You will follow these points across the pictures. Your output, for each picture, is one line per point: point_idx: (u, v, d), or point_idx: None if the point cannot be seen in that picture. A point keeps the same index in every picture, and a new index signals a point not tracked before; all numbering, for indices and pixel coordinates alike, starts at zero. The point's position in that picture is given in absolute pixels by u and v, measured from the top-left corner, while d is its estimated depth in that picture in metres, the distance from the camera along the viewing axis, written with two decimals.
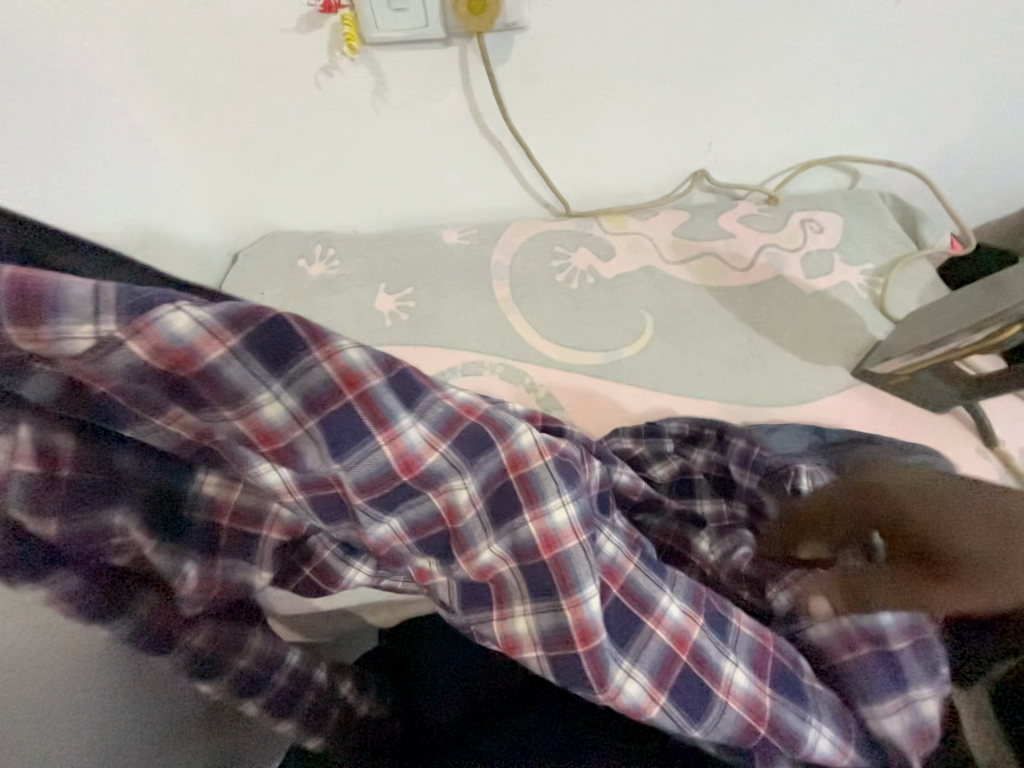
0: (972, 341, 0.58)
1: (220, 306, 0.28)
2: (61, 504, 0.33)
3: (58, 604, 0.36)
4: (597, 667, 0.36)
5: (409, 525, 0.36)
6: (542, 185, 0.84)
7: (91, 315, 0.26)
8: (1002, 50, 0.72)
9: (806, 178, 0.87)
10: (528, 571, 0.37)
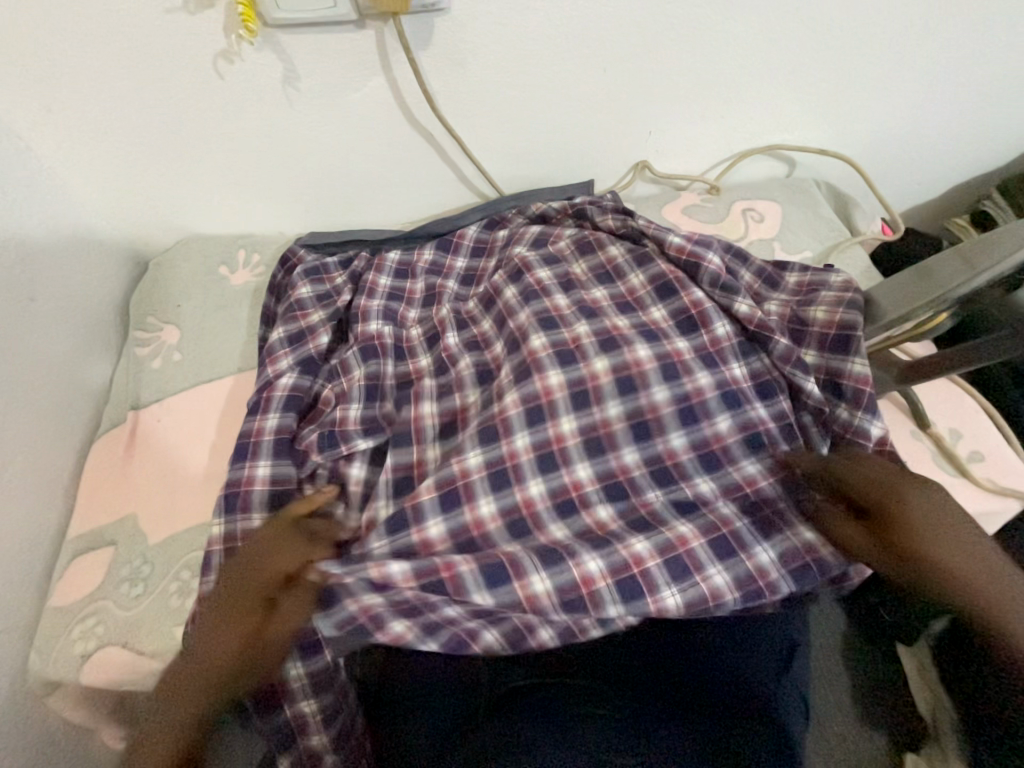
0: (907, 328, 0.59)
1: (368, 367, 0.62)
2: (313, 360, 0.63)
3: (326, 380, 0.63)
4: (513, 565, 0.49)
5: (453, 530, 0.52)
6: (481, 179, 0.81)
7: (376, 339, 0.64)
8: (919, 52, 0.75)
9: (747, 166, 0.87)
10: (488, 571, 0.49)
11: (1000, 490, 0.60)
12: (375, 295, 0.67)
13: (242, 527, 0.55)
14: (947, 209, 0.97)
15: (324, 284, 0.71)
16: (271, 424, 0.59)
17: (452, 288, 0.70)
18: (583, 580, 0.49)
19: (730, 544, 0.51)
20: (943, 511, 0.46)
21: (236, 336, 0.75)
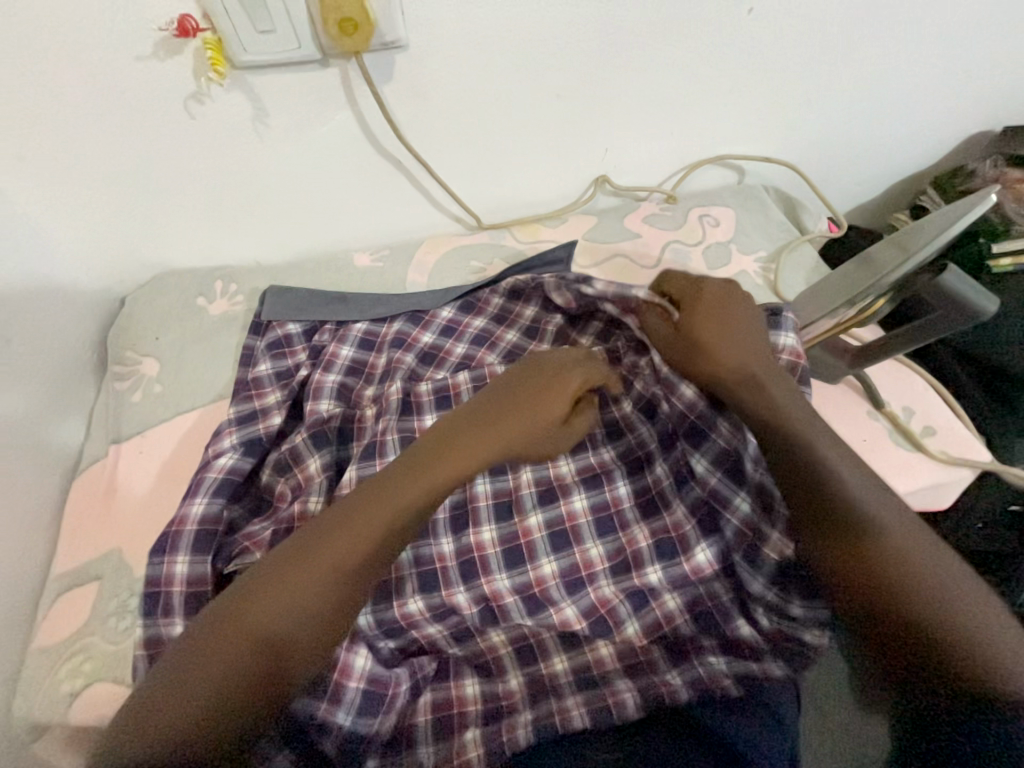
0: (853, 315, 0.63)
1: (326, 455, 0.62)
2: (262, 448, 0.63)
3: (271, 466, 0.62)
4: (498, 602, 0.59)
5: (473, 597, 0.59)
6: (449, 200, 0.85)
7: (327, 430, 0.64)
8: (844, 66, 0.82)
9: (699, 176, 0.93)
10: (479, 613, 0.59)
11: (952, 460, 0.65)
12: (333, 368, 0.69)
13: (166, 570, 0.54)
14: (886, 206, 1.05)
15: (284, 357, 0.73)
16: (196, 512, 0.56)
17: (410, 362, 0.70)
18: (504, 692, 0.57)
19: (672, 546, 0.59)
20: (778, 384, 0.55)
21: (218, 365, 0.76)
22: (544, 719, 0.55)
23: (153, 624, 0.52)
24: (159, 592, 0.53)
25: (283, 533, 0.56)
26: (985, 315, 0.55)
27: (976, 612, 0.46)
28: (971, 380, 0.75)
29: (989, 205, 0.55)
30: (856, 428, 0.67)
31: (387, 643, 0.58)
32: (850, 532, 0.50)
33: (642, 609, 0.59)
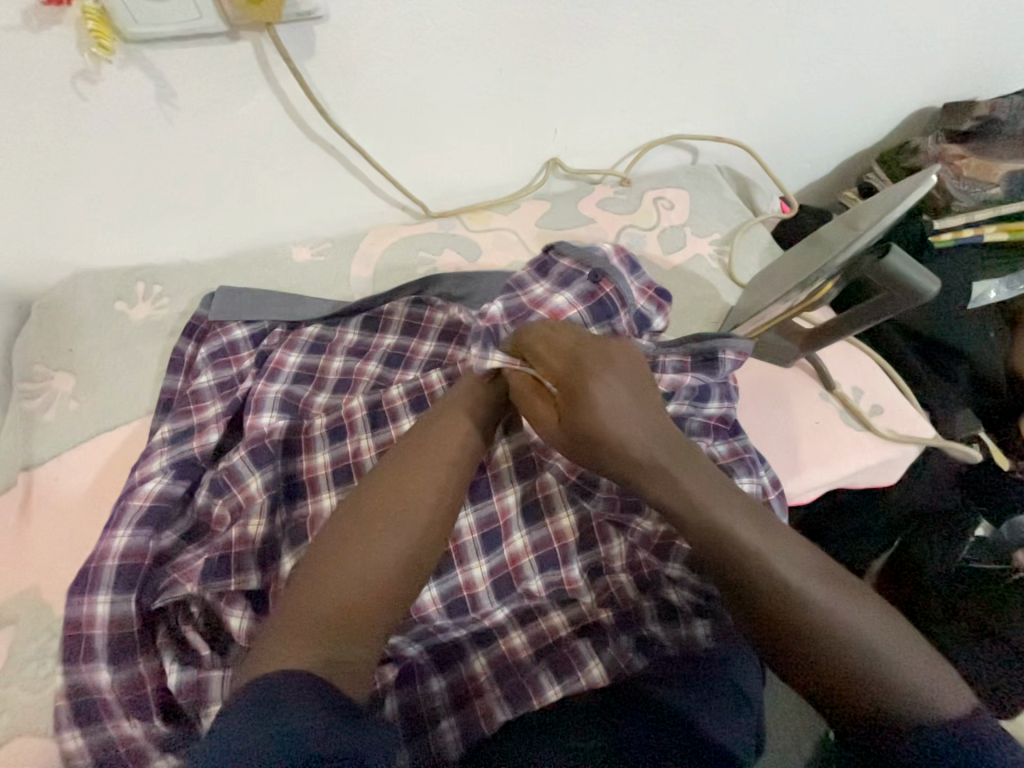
0: (802, 301, 0.63)
1: (269, 475, 0.58)
2: (195, 469, 0.58)
3: (205, 487, 0.57)
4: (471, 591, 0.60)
5: (443, 591, 0.60)
6: (392, 187, 0.80)
7: (272, 447, 0.59)
8: (792, 40, 0.80)
9: (653, 156, 0.91)
10: (451, 605, 0.60)
11: (898, 438, 0.66)
12: (279, 377, 0.64)
13: (88, 610, 0.49)
14: (834, 184, 1.06)
15: (229, 365, 0.67)
16: (118, 546, 0.51)
17: (373, 370, 0.66)
18: (468, 678, 0.60)
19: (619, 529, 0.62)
20: (671, 450, 0.51)
21: (144, 376, 0.70)
22: (513, 696, 0.59)
23: (75, 670, 0.48)
24: (80, 636, 0.49)
25: (217, 561, 0.53)
26: (928, 296, 0.55)
27: (885, 644, 0.46)
28: (915, 357, 0.77)
29: (932, 185, 0.54)
30: (809, 410, 0.68)
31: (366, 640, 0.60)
32: (761, 596, 0.48)
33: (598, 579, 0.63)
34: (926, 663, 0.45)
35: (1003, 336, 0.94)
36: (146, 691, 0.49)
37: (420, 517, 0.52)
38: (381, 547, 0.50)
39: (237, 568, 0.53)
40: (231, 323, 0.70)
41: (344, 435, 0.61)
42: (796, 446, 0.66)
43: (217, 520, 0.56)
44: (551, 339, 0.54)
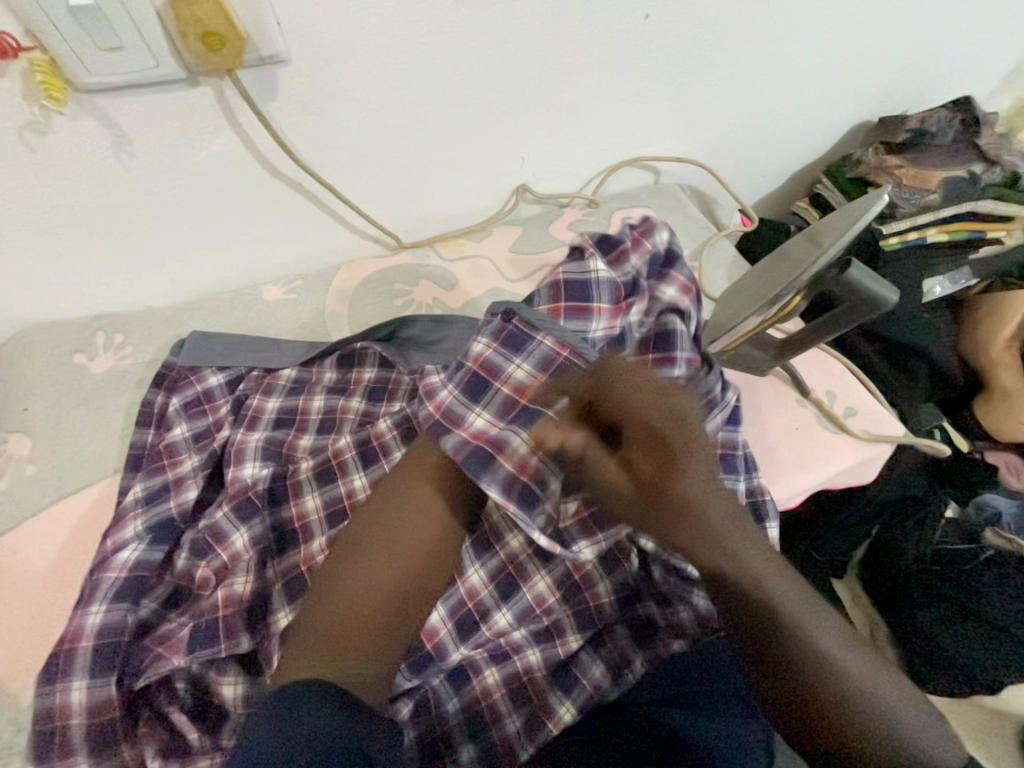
0: (771, 316, 0.65)
1: (254, 529, 0.55)
2: (171, 531, 0.54)
3: (185, 550, 0.54)
4: (476, 602, 0.58)
5: (449, 610, 0.58)
6: (363, 222, 0.79)
7: (254, 499, 0.56)
8: (739, 67, 0.85)
9: (617, 178, 0.94)
10: (460, 621, 0.58)
11: (873, 438, 0.69)
12: (258, 424, 0.62)
13: (60, 700, 0.45)
14: (785, 196, 1.12)
15: (203, 414, 0.64)
16: (92, 624, 0.47)
17: (358, 406, 0.65)
18: (482, 692, 0.59)
19: (621, 545, 0.62)
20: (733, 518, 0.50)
21: (110, 433, 0.66)
22: (528, 718, 0.58)
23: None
24: (53, 730, 0.45)
25: (204, 628, 0.49)
26: (888, 305, 0.58)
27: (905, 710, 0.47)
28: (877, 357, 0.81)
29: (883, 203, 0.59)
30: (788, 417, 0.70)
31: (406, 679, 0.56)
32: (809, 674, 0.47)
33: (614, 570, 0.62)
34: (937, 732, 0.47)
35: (952, 329, 1.00)
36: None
37: (421, 553, 0.51)
38: (385, 591, 0.49)
39: (227, 633, 0.50)
40: (204, 369, 0.67)
41: (334, 477, 0.59)
42: (780, 452, 0.68)
43: (200, 584, 0.52)
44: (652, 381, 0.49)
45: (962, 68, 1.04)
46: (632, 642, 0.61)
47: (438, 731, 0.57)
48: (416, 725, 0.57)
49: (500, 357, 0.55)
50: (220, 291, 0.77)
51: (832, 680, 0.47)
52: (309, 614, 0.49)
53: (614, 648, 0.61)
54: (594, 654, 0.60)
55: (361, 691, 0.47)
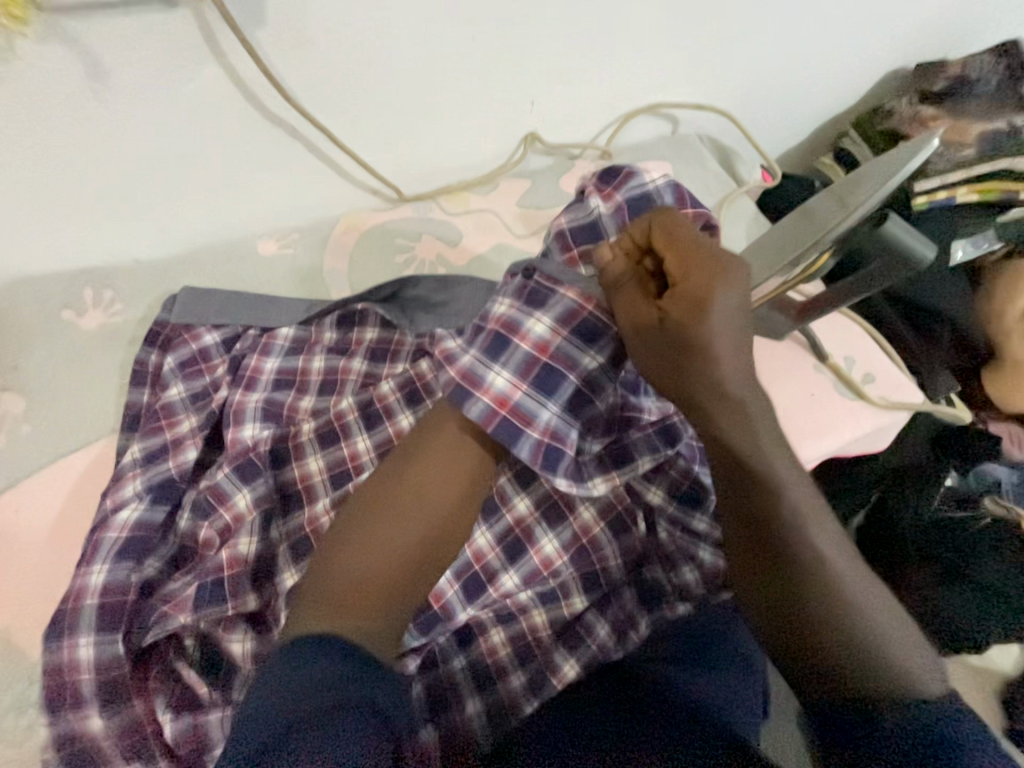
0: (798, 271, 0.61)
1: (256, 490, 0.54)
2: (171, 492, 0.53)
3: (186, 511, 0.53)
4: (484, 566, 0.58)
5: (456, 573, 0.57)
6: (362, 171, 0.74)
7: (256, 460, 0.54)
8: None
9: (633, 127, 0.87)
10: (467, 584, 0.57)
11: (891, 405, 0.67)
12: (257, 385, 0.60)
13: (69, 655, 0.45)
14: (810, 150, 1.06)
15: (200, 374, 0.62)
16: (96, 583, 0.47)
17: (360, 368, 0.62)
18: (488, 650, 0.59)
19: (629, 509, 0.61)
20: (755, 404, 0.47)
21: (104, 392, 0.64)
22: (534, 675, 0.58)
23: (61, 719, 0.45)
24: (64, 683, 0.45)
25: (209, 587, 0.49)
26: (925, 262, 0.55)
27: (895, 640, 0.43)
28: (899, 322, 0.78)
29: (929, 152, 0.55)
30: (804, 383, 0.68)
31: (415, 638, 0.56)
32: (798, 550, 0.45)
33: (622, 534, 0.61)
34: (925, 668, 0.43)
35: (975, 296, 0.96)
36: (146, 735, 0.45)
37: (428, 514, 0.50)
38: (392, 549, 0.49)
39: (234, 592, 0.49)
40: (199, 327, 0.64)
41: (337, 439, 0.57)
42: (795, 418, 0.66)
43: (203, 545, 0.51)
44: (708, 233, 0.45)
45: (1012, 7, 0.95)
46: (637, 604, 0.61)
47: (446, 686, 0.58)
48: (424, 679, 0.58)
49: (522, 315, 0.53)
50: (212, 245, 0.73)
51: (821, 584, 0.44)
52: (315, 568, 0.49)
53: (620, 609, 0.61)
54: (600, 615, 0.60)
55: (375, 646, 0.47)
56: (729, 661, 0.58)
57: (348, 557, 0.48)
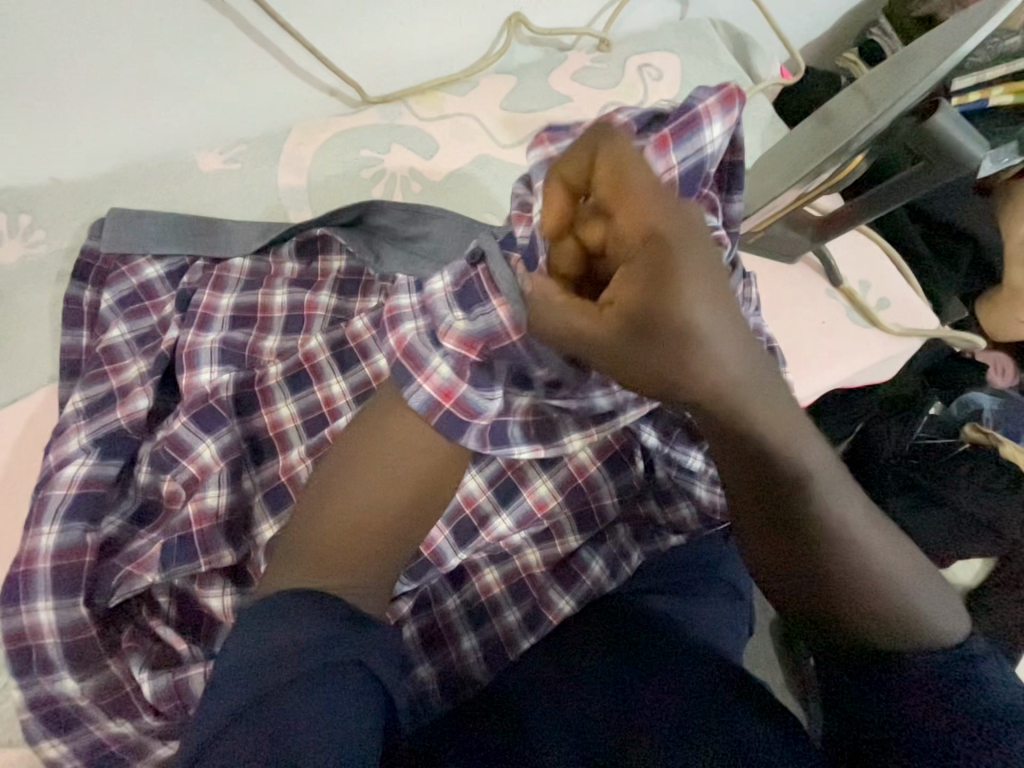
0: (819, 182, 0.53)
1: (221, 441, 0.49)
2: (125, 445, 0.48)
3: (145, 465, 0.48)
4: (475, 509, 0.56)
5: (446, 518, 0.55)
6: (313, 63, 0.62)
7: (217, 407, 0.49)
8: None
9: (636, 9, 0.74)
10: (458, 529, 0.55)
11: (904, 333, 0.63)
12: (211, 324, 0.53)
13: (34, 614, 0.43)
14: (834, 42, 0.92)
15: (144, 312, 0.54)
16: (48, 545, 0.44)
17: (328, 302, 0.55)
18: (481, 589, 0.59)
19: (625, 451, 0.59)
20: (767, 382, 0.37)
21: (38, 336, 0.57)
22: (528, 612, 0.58)
23: (35, 678, 0.43)
24: (35, 643, 0.43)
25: (178, 544, 0.46)
26: (970, 165, 0.47)
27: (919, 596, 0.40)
28: (919, 242, 0.72)
29: (998, 24, 0.46)
30: (813, 311, 0.63)
31: (405, 583, 0.55)
32: (806, 564, 0.40)
33: (619, 473, 0.58)
34: (952, 607, 0.41)
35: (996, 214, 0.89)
36: (127, 692, 0.44)
37: (407, 462, 0.46)
38: (369, 500, 0.45)
39: (206, 547, 0.46)
40: (137, 258, 0.56)
41: (308, 382, 0.52)
42: (802, 350, 0.62)
43: (167, 501, 0.48)
44: (648, 175, 0.33)
45: None
46: (632, 540, 0.60)
47: (440, 626, 0.57)
48: (416, 620, 0.57)
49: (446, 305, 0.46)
50: (142, 161, 0.62)
51: (838, 556, 0.40)
52: (292, 520, 0.46)
53: (615, 545, 0.60)
54: (595, 552, 0.59)
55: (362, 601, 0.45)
56: (721, 591, 0.58)
57: (323, 510, 0.45)
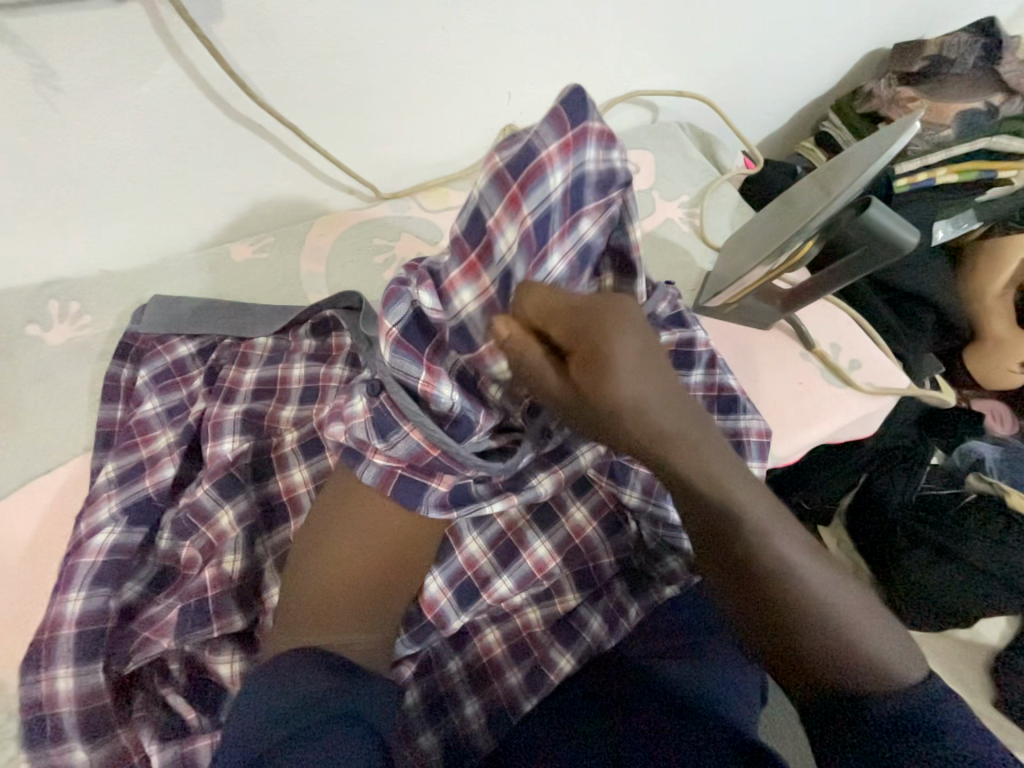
0: (775, 267, 0.61)
1: (238, 505, 0.52)
2: (150, 511, 0.52)
3: (167, 531, 0.51)
4: (477, 572, 0.57)
5: (448, 579, 0.56)
6: (336, 170, 0.72)
7: (234, 473, 0.53)
8: None
9: (613, 116, 0.86)
10: (459, 591, 0.57)
11: (878, 391, 0.67)
12: (235, 397, 0.58)
13: (50, 683, 0.44)
14: (791, 135, 1.05)
15: (176, 387, 0.60)
16: (72, 611, 0.46)
17: (341, 374, 0.60)
18: (482, 649, 0.59)
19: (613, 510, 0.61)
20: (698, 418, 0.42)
21: (76, 410, 0.62)
22: (529, 672, 0.58)
23: (44, 748, 0.44)
24: (49, 712, 0.44)
25: (193, 609, 0.48)
26: (905, 249, 0.54)
27: (872, 636, 0.41)
28: (885, 306, 0.79)
29: (915, 134, 0.54)
30: (790, 372, 0.68)
31: (409, 647, 0.55)
32: (750, 594, 0.42)
33: (614, 532, 0.61)
34: (900, 641, 0.42)
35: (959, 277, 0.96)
36: (133, 764, 0.44)
37: (387, 532, 0.49)
38: (355, 570, 0.48)
39: (218, 613, 0.48)
40: (172, 338, 0.62)
41: (321, 447, 0.56)
42: (783, 409, 0.66)
43: (185, 565, 0.50)
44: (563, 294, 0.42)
45: None
46: (627, 599, 0.60)
47: (444, 689, 0.57)
48: (420, 684, 0.57)
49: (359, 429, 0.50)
50: (182, 253, 0.71)
51: (781, 591, 0.41)
52: (290, 591, 0.48)
53: (613, 603, 0.60)
54: (593, 610, 0.60)
55: (363, 658, 0.47)
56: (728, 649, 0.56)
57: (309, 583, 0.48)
